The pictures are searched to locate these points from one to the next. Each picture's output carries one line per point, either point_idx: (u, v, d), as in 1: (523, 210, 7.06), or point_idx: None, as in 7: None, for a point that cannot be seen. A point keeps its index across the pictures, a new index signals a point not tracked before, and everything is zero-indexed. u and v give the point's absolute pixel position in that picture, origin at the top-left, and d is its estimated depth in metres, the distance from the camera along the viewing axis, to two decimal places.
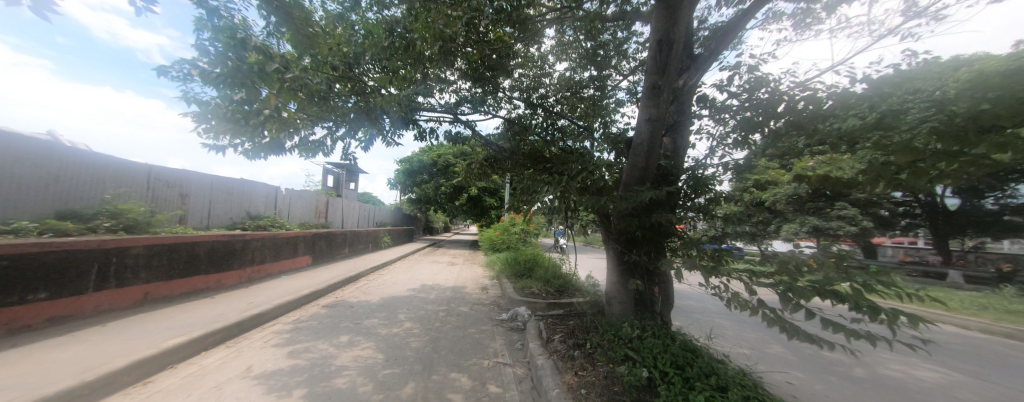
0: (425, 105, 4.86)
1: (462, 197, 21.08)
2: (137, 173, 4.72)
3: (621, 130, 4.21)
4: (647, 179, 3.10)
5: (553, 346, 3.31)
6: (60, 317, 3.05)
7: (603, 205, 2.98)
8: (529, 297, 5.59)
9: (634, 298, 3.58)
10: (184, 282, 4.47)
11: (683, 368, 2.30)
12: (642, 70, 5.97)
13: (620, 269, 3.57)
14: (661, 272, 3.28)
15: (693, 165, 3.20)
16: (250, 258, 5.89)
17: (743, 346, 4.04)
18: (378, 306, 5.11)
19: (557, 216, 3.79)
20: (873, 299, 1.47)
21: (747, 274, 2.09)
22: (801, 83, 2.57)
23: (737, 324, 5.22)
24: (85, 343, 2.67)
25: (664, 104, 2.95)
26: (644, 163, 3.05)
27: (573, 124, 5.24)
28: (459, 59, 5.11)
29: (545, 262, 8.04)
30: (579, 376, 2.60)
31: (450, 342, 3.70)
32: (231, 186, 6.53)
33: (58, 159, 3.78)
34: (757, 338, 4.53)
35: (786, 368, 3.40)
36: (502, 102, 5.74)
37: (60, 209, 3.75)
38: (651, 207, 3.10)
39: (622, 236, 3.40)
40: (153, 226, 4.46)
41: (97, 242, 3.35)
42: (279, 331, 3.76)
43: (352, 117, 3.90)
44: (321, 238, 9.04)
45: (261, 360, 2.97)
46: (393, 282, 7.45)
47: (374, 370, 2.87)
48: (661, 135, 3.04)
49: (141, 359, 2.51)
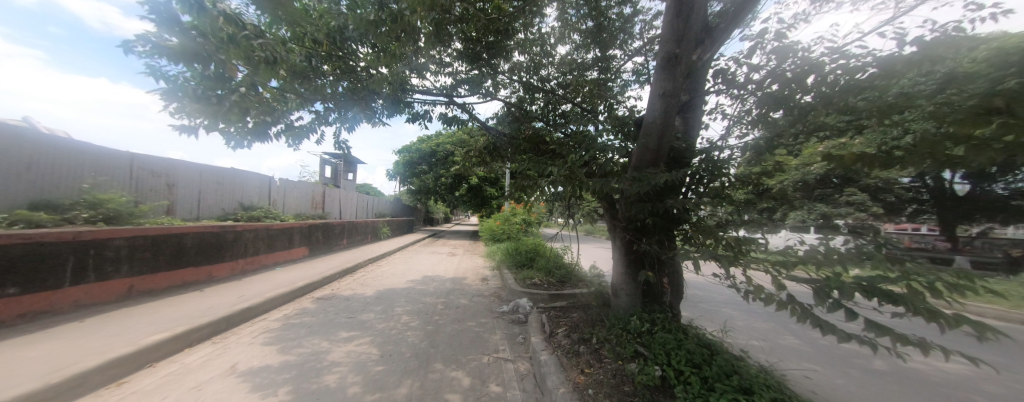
0: (419, 87, 4.58)
1: (462, 187, 20.83)
2: (117, 162, 4.47)
3: (628, 112, 3.93)
4: (660, 161, 2.84)
5: (556, 341, 3.12)
6: (34, 313, 2.87)
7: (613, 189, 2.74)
8: (530, 288, 5.42)
9: (642, 288, 3.40)
10: (171, 276, 4.28)
11: (700, 368, 2.12)
12: (650, 49, 5.62)
13: (627, 258, 3.36)
14: (672, 262, 3.06)
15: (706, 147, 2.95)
16: (242, 250, 5.71)
17: (756, 337, 3.87)
18: (374, 299, 4.94)
19: (560, 202, 3.57)
20: (935, 298, 1.25)
21: (775, 266, 1.88)
22: (838, 49, 2.27)
23: (747, 315, 5.05)
24: (56, 341, 2.49)
25: (681, 77, 2.68)
26: (656, 144, 2.79)
27: (577, 107, 4.94)
28: (455, 38, 4.84)
29: (546, 252, 7.85)
30: (586, 373, 2.42)
31: (448, 337, 3.54)
32: (221, 175, 6.28)
33: (29, 146, 3.52)
34: (769, 329, 4.36)
35: (803, 361, 3.22)
36: (500, 86, 5.43)
37: (32, 199, 3.51)
38: (663, 191, 2.87)
39: (630, 224, 3.17)
40: (137, 216, 4.24)
41: (72, 233, 3.14)
42: (270, 326, 3.59)
43: (338, 99, 3.69)
44: (318, 229, 8.87)
45: (247, 356, 2.80)
46: (392, 274, 7.29)
47: (366, 366, 2.71)
48: (675, 110, 2.75)
49: (115, 358, 2.33)
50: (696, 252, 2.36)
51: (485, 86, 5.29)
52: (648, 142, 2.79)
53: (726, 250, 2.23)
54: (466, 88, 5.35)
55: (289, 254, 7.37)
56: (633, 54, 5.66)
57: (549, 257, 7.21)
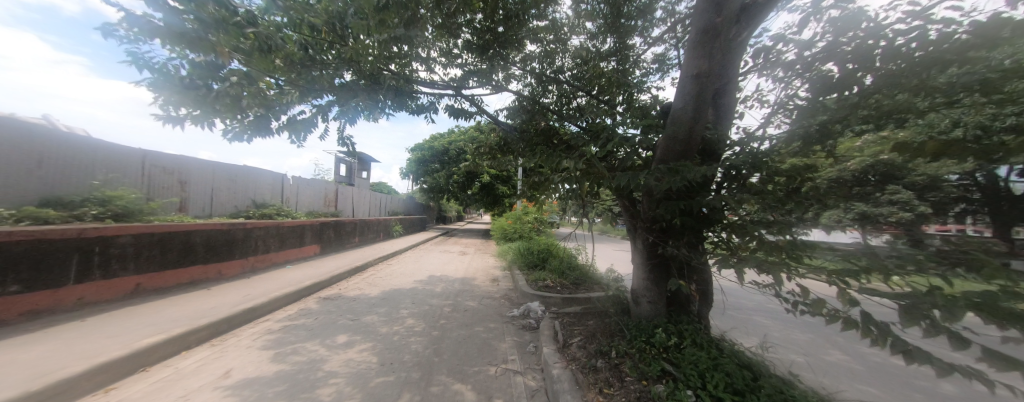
0: (425, 79, 4.37)
1: (474, 185, 20.71)
2: (129, 159, 4.49)
3: (650, 101, 3.57)
4: (693, 154, 2.44)
5: (571, 352, 2.81)
6: (36, 311, 2.86)
7: (640, 183, 2.32)
8: (542, 291, 5.14)
9: (666, 295, 3.05)
10: (179, 273, 4.26)
11: (744, 396, 1.77)
12: (673, 35, 5.19)
13: (650, 262, 3.01)
14: (703, 268, 2.69)
15: (740, 136, 2.57)
16: (253, 247, 5.70)
17: (796, 352, 3.44)
18: (379, 300, 4.79)
19: (575, 200, 3.26)
20: None
21: (845, 278, 1.52)
22: (920, 13, 1.85)
23: (782, 325, 4.56)
24: (51, 343, 2.42)
25: (718, 54, 2.31)
26: (687, 134, 2.41)
27: (592, 99, 4.61)
28: (464, 28, 4.62)
29: (559, 252, 7.53)
30: (605, 394, 2.10)
31: (454, 344, 3.31)
32: (233, 173, 6.31)
33: (40, 143, 3.55)
34: (810, 342, 3.90)
35: (857, 382, 2.80)
36: (511, 78, 5.16)
37: (44, 196, 3.53)
38: (695, 187, 2.49)
39: (655, 224, 2.81)
40: (147, 213, 4.24)
41: (76, 231, 3.11)
42: (271, 328, 3.47)
43: (340, 92, 3.52)
44: (330, 226, 8.89)
45: (243, 363, 2.67)
46: (400, 273, 7.17)
47: (364, 377, 2.51)
48: (711, 92, 2.35)
49: (104, 362, 2.23)
50: (735, 259, 2.03)
51: (495, 79, 5.02)
52: (679, 131, 2.39)
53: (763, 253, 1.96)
54: (475, 81, 5.10)
55: (300, 251, 7.38)
56: (654, 42, 5.24)
57: (562, 258, 6.91)
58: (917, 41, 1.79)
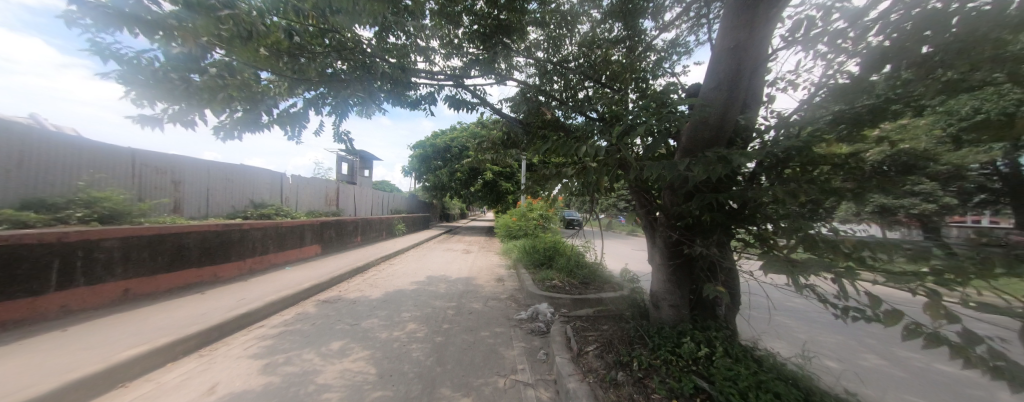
0: (423, 69, 4.11)
1: (478, 182, 20.44)
2: (117, 158, 4.29)
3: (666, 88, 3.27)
4: (725, 140, 2.13)
5: (586, 362, 2.57)
6: (13, 321, 2.67)
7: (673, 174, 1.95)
8: (550, 292, 4.89)
9: (689, 298, 2.79)
10: (171, 277, 4.07)
11: None
12: (688, 19, 4.84)
13: (672, 263, 2.73)
14: (733, 270, 2.42)
15: (773, 122, 2.28)
16: (250, 248, 5.52)
17: (828, 357, 3.17)
18: (380, 302, 4.59)
19: (587, 195, 2.99)
20: None
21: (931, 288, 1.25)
22: None
23: (807, 325, 4.29)
24: (23, 357, 2.22)
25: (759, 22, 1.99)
26: (720, 118, 2.10)
27: (601, 89, 4.31)
28: (465, 14, 4.34)
29: (566, 250, 7.26)
30: None
31: (458, 351, 3.09)
32: (228, 172, 6.11)
33: (20, 142, 3.35)
34: (841, 344, 3.62)
35: (903, 390, 2.53)
36: (515, 67, 4.88)
37: (25, 198, 3.34)
38: (725, 179, 2.21)
39: (679, 221, 2.53)
40: (137, 215, 4.05)
41: (55, 235, 2.92)
42: (265, 334, 3.28)
43: (331, 85, 3.28)
44: (331, 226, 8.71)
45: (231, 375, 2.47)
46: (402, 273, 6.97)
47: (361, 391, 2.29)
48: (750, 67, 2.03)
49: (78, 379, 2.03)
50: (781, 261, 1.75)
51: (498, 69, 4.74)
52: (714, 114, 2.06)
53: (807, 253, 1.72)
54: (477, 71, 4.81)
55: (301, 251, 7.21)
56: (665, 27, 4.93)
57: (569, 256, 6.65)
58: (963, 6, 1.36)
